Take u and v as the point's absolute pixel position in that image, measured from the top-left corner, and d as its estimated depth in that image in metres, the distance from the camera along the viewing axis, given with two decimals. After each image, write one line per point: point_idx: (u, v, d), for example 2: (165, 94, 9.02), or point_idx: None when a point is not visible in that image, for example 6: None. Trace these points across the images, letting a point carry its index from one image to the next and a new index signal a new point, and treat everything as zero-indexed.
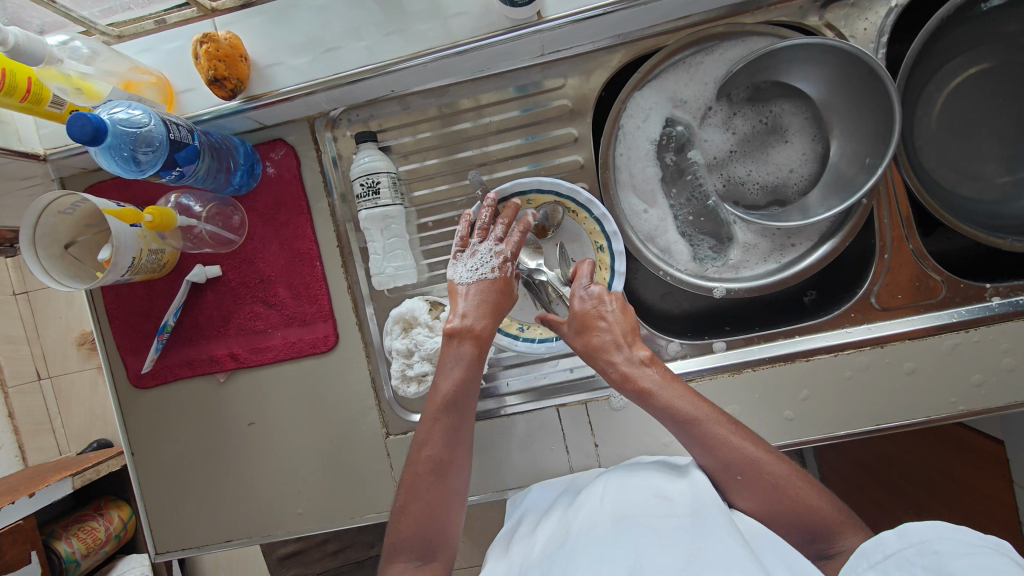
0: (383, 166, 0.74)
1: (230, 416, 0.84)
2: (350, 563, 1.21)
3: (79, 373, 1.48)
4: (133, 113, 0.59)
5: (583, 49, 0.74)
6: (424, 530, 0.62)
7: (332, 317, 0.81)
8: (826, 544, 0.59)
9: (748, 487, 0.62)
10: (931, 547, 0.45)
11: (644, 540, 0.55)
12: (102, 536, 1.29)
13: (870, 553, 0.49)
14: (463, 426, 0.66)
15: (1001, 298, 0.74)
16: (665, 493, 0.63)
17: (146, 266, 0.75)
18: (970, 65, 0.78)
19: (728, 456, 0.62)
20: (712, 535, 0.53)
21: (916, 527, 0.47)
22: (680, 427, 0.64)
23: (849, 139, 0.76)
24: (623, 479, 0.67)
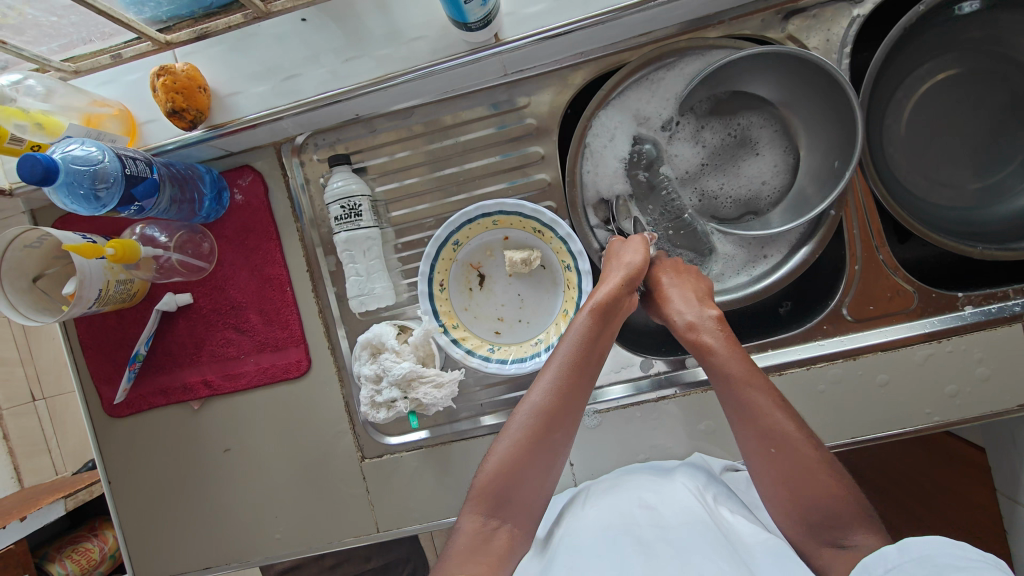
0: (355, 189, 0.74)
1: (206, 442, 0.84)
2: None
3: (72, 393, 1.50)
4: (88, 150, 0.59)
5: (547, 67, 0.74)
6: (510, 484, 0.63)
7: (304, 342, 0.81)
8: (842, 533, 0.57)
9: (779, 464, 0.61)
10: (931, 561, 0.46)
11: (634, 557, 0.57)
12: (97, 557, 1.30)
13: (872, 567, 0.50)
14: (572, 377, 0.65)
15: (974, 307, 0.73)
16: (649, 504, 0.66)
17: (115, 296, 0.75)
18: (938, 71, 0.78)
19: (767, 428, 0.61)
20: (696, 550, 0.56)
21: (916, 542, 0.48)
22: (727, 390, 0.64)
23: (817, 146, 0.75)
24: (606, 490, 0.71)
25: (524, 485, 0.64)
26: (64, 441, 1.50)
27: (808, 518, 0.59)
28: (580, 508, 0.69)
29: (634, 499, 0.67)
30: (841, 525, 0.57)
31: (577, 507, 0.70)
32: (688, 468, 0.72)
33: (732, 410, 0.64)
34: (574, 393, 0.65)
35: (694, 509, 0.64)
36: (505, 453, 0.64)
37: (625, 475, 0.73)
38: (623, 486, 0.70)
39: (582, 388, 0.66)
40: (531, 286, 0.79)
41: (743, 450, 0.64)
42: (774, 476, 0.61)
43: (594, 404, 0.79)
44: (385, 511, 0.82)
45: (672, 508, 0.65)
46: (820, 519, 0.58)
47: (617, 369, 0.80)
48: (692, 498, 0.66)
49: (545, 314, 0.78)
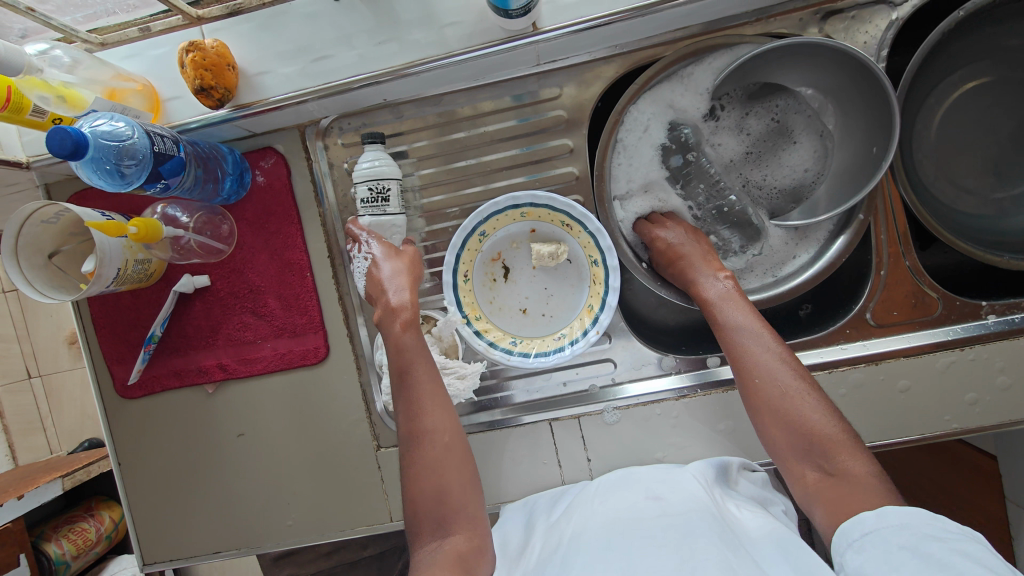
0: (387, 172, 0.70)
1: (219, 426, 0.83)
2: (345, 563, 1.22)
3: (69, 373, 1.49)
4: (116, 125, 0.57)
5: (580, 59, 0.73)
6: (428, 481, 0.61)
7: (323, 329, 0.80)
8: (828, 459, 0.56)
9: (764, 395, 0.61)
10: (911, 530, 0.47)
11: (637, 542, 0.58)
12: (93, 537, 1.30)
13: (847, 533, 0.50)
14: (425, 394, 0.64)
15: (997, 316, 0.73)
16: (657, 495, 0.67)
17: (132, 276, 0.73)
18: (970, 78, 0.78)
19: (753, 361, 0.63)
20: (703, 534, 0.56)
21: (896, 511, 0.49)
22: (721, 329, 0.66)
23: (852, 133, 0.73)
24: (616, 485, 0.71)
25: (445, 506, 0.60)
26: (59, 420, 1.50)
27: (794, 447, 0.59)
28: (585, 499, 0.70)
29: (642, 493, 0.68)
30: (825, 453, 0.57)
31: (582, 498, 0.71)
32: (699, 467, 0.71)
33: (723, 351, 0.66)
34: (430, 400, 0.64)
35: (702, 498, 0.64)
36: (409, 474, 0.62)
37: (639, 473, 0.73)
38: (633, 482, 0.71)
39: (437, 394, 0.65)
40: (555, 280, 0.77)
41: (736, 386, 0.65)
42: (762, 411, 0.61)
43: (612, 401, 0.79)
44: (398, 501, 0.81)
45: (680, 495, 0.66)
46: (806, 450, 0.58)
47: (634, 367, 0.80)
48: (701, 488, 0.66)
49: (568, 309, 0.76)
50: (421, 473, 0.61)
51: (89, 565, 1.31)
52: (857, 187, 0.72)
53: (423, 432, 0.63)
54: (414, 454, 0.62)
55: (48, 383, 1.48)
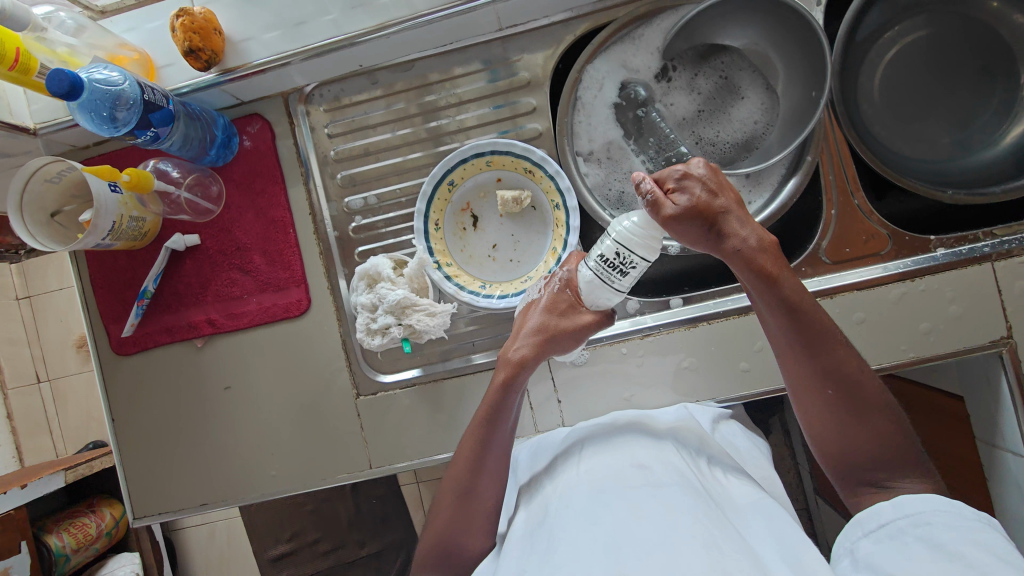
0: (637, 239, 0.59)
1: (207, 380, 0.87)
2: (341, 563, 1.34)
3: (75, 376, 1.55)
4: (111, 74, 0.64)
5: (539, 23, 0.80)
6: (451, 531, 0.67)
7: (305, 282, 0.85)
8: (887, 477, 0.58)
9: (834, 404, 0.61)
10: (924, 518, 0.51)
11: (622, 506, 0.56)
12: (94, 533, 1.32)
13: (863, 522, 0.55)
14: (491, 459, 0.67)
15: (947, 249, 0.75)
16: (643, 462, 0.63)
17: (127, 232, 0.78)
18: (908, 33, 0.82)
19: (832, 370, 0.60)
20: (687, 510, 0.54)
21: (912, 502, 0.54)
22: (795, 326, 0.60)
23: (792, 83, 0.78)
24: (601, 447, 0.69)
25: (468, 540, 0.67)
26: (64, 423, 1.55)
27: (854, 458, 0.60)
28: (568, 466, 0.68)
29: (628, 458, 0.64)
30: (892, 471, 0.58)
31: (566, 466, 0.68)
32: (679, 438, 0.69)
33: (786, 346, 0.62)
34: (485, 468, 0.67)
35: (686, 471, 0.62)
36: (441, 520, 0.67)
37: (622, 431, 0.71)
38: (619, 447, 0.67)
39: (492, 461, 0.67)
40: (522, 227, 0.81)
41: (789, 382, 0.64)
42: (825, 416, 0.61)
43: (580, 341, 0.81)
44: (377, 448, 0.84)
45: (665, 463, 0.63)
46: (864, 465, 0.59)
47: None
48: (685, 461, 0.65)
49: (535, 254, 0.80)
50: (448, 520, 0.67)
51: (88, 561, 1.33)
52: (801, 126, 0.76)
53: (474, 493, 0.67)
54: (463, 511, 0.67)
55: (55, 386, 1.55)
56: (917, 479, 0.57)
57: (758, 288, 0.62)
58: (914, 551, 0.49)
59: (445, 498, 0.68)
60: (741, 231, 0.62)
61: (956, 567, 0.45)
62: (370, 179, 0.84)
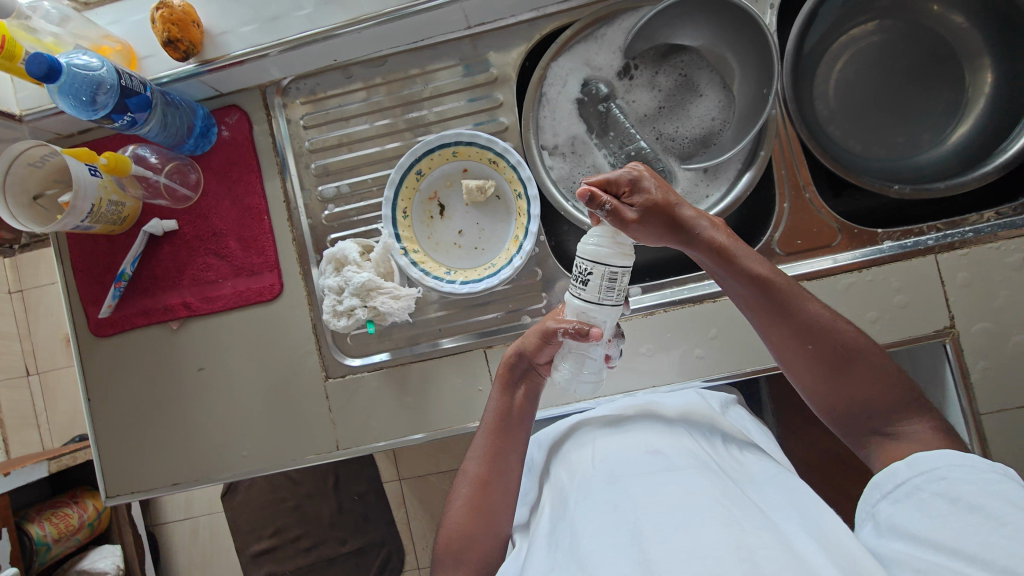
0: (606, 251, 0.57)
1: (182, 362, 0.89)
2: (322, 561, 1.34)
3: (64, 370, 1.58)
4: (90, 60, 0.67)
5: (506, 22, 0.84)
6: (473, 525, 0.66)
7: (278, 267, 0.87)
8: (887, 422, 0.58)
9: (816, 359, 0.61)
10: (940, 474, 0.51)
11: (638, 490, 0.58)
12: (75, 523, 1.34)
13: (881, 484, 0.55)
14: (511, 454, 0.69)
15: (893, 241, 0.78)
16: (655, 447, 0.65)
17: (106, 216, 0.81)
18: (861, 37, 0.86)
19: (804, 325, 0.61)
20: (704, 489, 0.56)
21: (926, 457, 0.53)
22: (760, 287, 0.62)
23: (747, 82, 0.82)
24: (612, 434, 0.71)
25: (489, 530, 0.67)
26: (52, 416, 1.57)
27: (855, 410, 0.60)
28: (581, 454, 0.70)
29: (641, 446, 0.66)
30: (891, 416, 0.58)
31: (580, 454, 0.70)
32: (691, 423, 0.71)
33: (759, 311, 0.63)
34: (506, 460, 0.69)
35: (701, 454, 0.64)
36: (458, 513, 0.67)
37: (634, 419, 0.73)
38: (630, 433, 0.69)
39: (511, 454, 0.69)
40: (486, 216, 0.85)
41: (771, 348, 0.64)
42: (813, 375, 0.62)
43: None
44: (345, 430, 0.86)
45: (676, 446, 0.65)
46: (862, 414, 0.60)
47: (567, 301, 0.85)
48: (701, 443, 0.67)
49: (498, 242, 0.84)
50: (477, 517, 0.66)
51: (69, 551, 1.34)
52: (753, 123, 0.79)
53: (494, 485, 0.68)
54: (487, 502, 0.67)
55: (45, 379, 1.57)
56: (919, 420, 0.57)
57: (717, 264, 0.65)
58: (939, 514, 0.49)
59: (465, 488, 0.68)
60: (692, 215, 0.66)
61: (986, 531, 0.45)
62: (343, 169, 0.88)
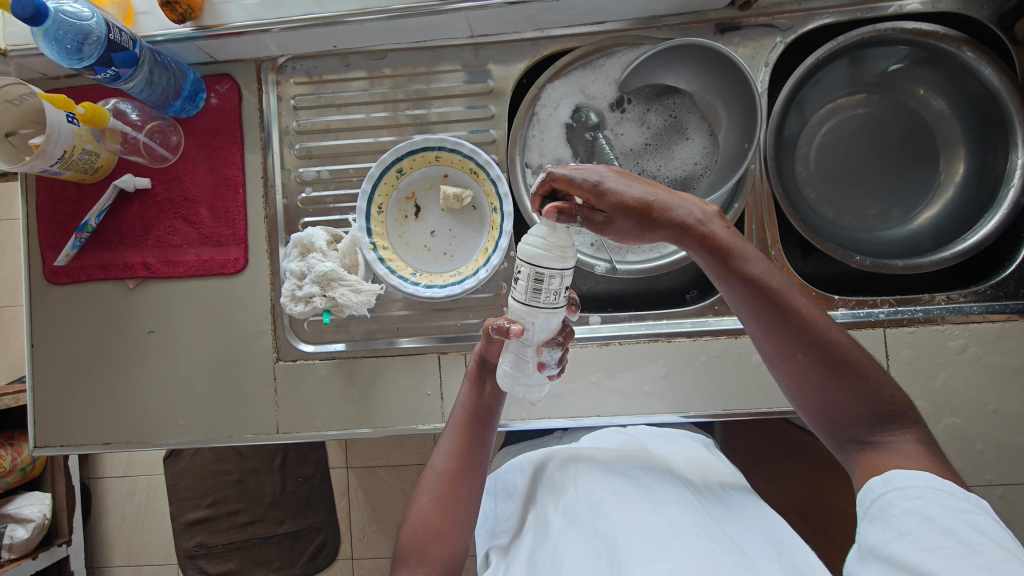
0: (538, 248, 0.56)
1: (134, 322, 0.88)
2: (256, 538, 1.33)
3: (21, 308, 1.54)
4: (79, 8, 0.66)
5: (509, 37, 0.84)
6: (433, 525, 0.64)
7: (245, 242, 0.87)
8: (871, 432, 0.54)
9: (807, 368, 0.56)
10: (918, 494, 0.48)
11: (618, 514, 0.60)
12: (7, 466, 1.30)
13: (862, 503, 0.52)
14: (478, 456, 0.69)
15: (847, 309, 0.81)
16: (640, 481, 0.66)
17: (78, 163, 0.79)
18: (849, 107, 0.88)
19: (795, 329, 0.55)
20: (685, 531, 0.56)
21: (902, 474, 0.50)
22: (750, 291, 0.57)
23: (732, 133, 0.84)
24: (599, 463, 0.70)
25: (451, 533, 0.64)
26: (2, 353, 1.53)
27: (844, 419, 0.55)
28: (566, 477, 0.70)
29: (624, 476, 0.67)
30: (880, 425, 0.54)
31: (564, 477, 0.70)
32: (678, 468, 0.71)
33: (751, 314, 0.58)
34: (472, 464, 0.68)
35: (688, 496, 0.64)
36: (417, 517, 0.64)
37: (624, 454, 0.73)
38: (617, 464, 0.70)
39: (478, 451, 0.69)
40: (460, 224, 0.85)
41: (763, 355, 0.59)
42: (803, 384, 0.57)
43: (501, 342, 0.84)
44: (288, 414, 0.86)
45: (663, 484, 0.66)
46: (850, 424, 0.55)
47: None
48: (688, 485, 0.67)
49: (468, 251, 0.84)
50: (435, 518, 0.64)
51: None
52: (732, 174, 0.81)
53: (452, 499, 0.65)
54: (445, 512, 0.64)
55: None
56: (909, 432, 0.54)
57: (712, 264, 0.59)
58: (910, 534, 0.46)
59: (424, 488, 0.66)
60: (675, 211, 0.60)
61: (957, 556, 0.43)
62: (326, 155, 0.87)
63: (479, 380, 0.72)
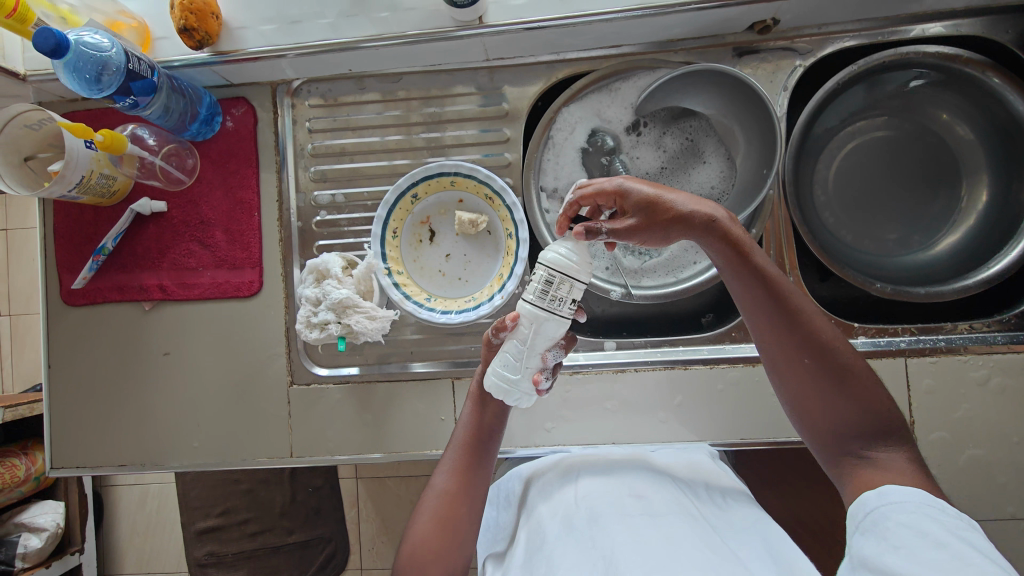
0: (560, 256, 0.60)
1: (149, 344, 0.88)
2: (266, 548, 1.28)
3: (37, 316, 1.56)
4: (99, 39, 0.66)
5: (525, 60, 0.84)
6: (434, 544, 0.64)
7: (260, 265, 0.87)
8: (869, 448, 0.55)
9: (811, 372, 0.57)
10: (910, 507, 0.49)
11: (618, 526, 0.60)
12: (21, 475, 1.31)
13: (855, 517, 0.52)
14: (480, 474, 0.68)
15: (867, 338, 0.79)
16: (640, 493, 0.66)
17: (96, 187, 0.80)
18: (868, 131, 0.88)
19: (804, 333, 0.57)
20: (684, 546, 0.56)
21: (895, 489, 0.50)
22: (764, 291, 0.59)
23: (750, 158, 0.83)
24: (600, 476, 0.71)
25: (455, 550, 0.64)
26: (17, 360, 1.55)
27: (841, 430, 0.57)
28: (565, 489, 0.70)
29: (625, 488, 0.67)
30: (877, 438, 0.55)
31: (563, 488, 0.71)
32: (684, 479, 0.71)
33: (761, 316, 0.59)
34: (474, 484, 0.67)
35: (684, 504, 0.65)
36: (420, 533, 0.64)
37: (625, 465, 0.73)
38: (618, 476, 0.70)
39: (481, 471, 0.68)
40: (475, 249, 0.85)
41: (765, 358, 0.60)
42: (805, 389, 0.58)
43: None
44: (301, 438, 0.86)
45: (663, 495, 0.66)
46: (847, 435, 0.56)
47: None
48: (688, 494, 0.68)
49: (482, 276, 0.84)
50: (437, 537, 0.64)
51: (9, 502, 1.32)
52: (750, 200, 0.80)
53: (455, 517, 0.65)
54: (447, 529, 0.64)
55: (15, 323, 1.56)
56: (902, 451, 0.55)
57: (727, 263, 0.61)
58: (903, 545, 0.46)
59: (430, 503, 0.66)
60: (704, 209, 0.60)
61: (951, 567, 0.43)
62: (340, 178, 0.87)
63: (482, 402, 0.69)
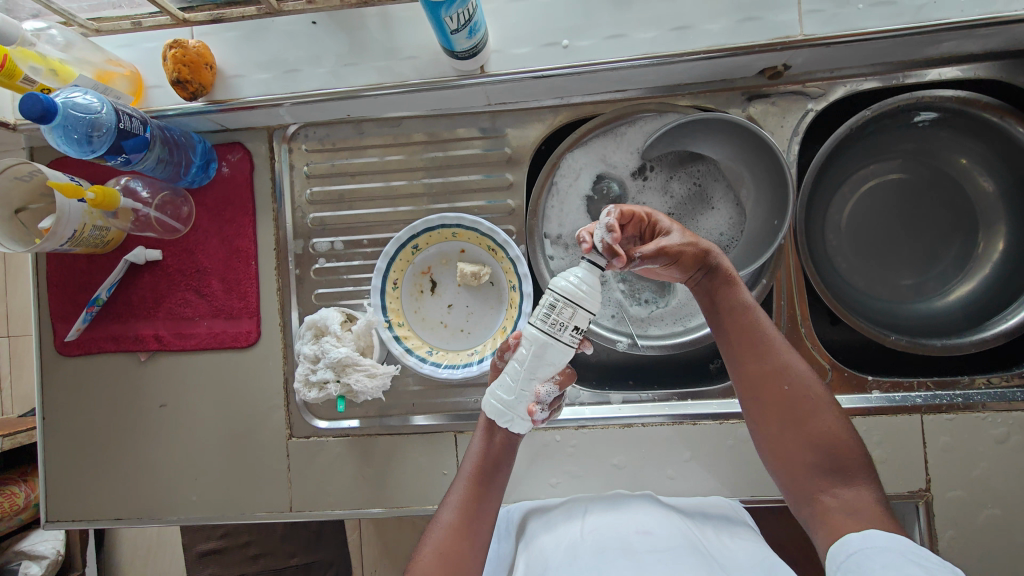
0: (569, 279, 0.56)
1: (145, 395, 0.86)
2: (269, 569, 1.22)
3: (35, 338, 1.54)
4: (89, 100, 0.65)
5: (528, 105, 0.82)
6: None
7: (257, 315, 0.85)
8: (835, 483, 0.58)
9: (786, 403, 0.60)
10: (891, 551, 0.50)
11: (622, 563, 0.61)
12: (21, 503, 1.29)
13: (835, 556, 0.53)
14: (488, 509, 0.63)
15: (881, 392, 0.77)
16: (647, 528, 0.67)
17: (88, 240, 0.78)
18: (883, 173, 0.85)
19: (781, 366, 0.61)
20: None
21: (877, 534, 0.52)
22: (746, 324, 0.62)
23: (759, 205, 0.81)
24: (606, 510, 0.71)
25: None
26: (16, 382, 1.53)
27: (810, 463, 0.59)
28: (568, 519, 0.71)
29: (631, 525, 0.68)
30: (844, 473, 0.58)
31: (566, 520, 0.71)
32: (687, 513, 0.72)
33: (740, 346, 0.63)
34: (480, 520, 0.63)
35: (688, 538, 0.65)
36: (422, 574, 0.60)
37: (630, 497, 0.73)
38: (624, 509, 0.71)
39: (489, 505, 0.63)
40: (477, 299, 0.83)
41: (740, 387, 0.63)
42: (779, 419, 0.60)
43: None
44: (301, 491, 0.84)
45: (666, 529, 0.67)
46: (814, 468, 0.58)
47: None
48: (689, 526, 0.69)
49: (485, 328, 0.82)
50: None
51: (8, 531, 1.30)
52: (760, 250, 0.78)
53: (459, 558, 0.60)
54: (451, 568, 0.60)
55: (13, 344, 1.53)
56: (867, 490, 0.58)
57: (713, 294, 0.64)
58: None
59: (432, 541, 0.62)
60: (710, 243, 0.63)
61: None
62: (339, 224, 0.85)
63: (490, 430, 0.65)
